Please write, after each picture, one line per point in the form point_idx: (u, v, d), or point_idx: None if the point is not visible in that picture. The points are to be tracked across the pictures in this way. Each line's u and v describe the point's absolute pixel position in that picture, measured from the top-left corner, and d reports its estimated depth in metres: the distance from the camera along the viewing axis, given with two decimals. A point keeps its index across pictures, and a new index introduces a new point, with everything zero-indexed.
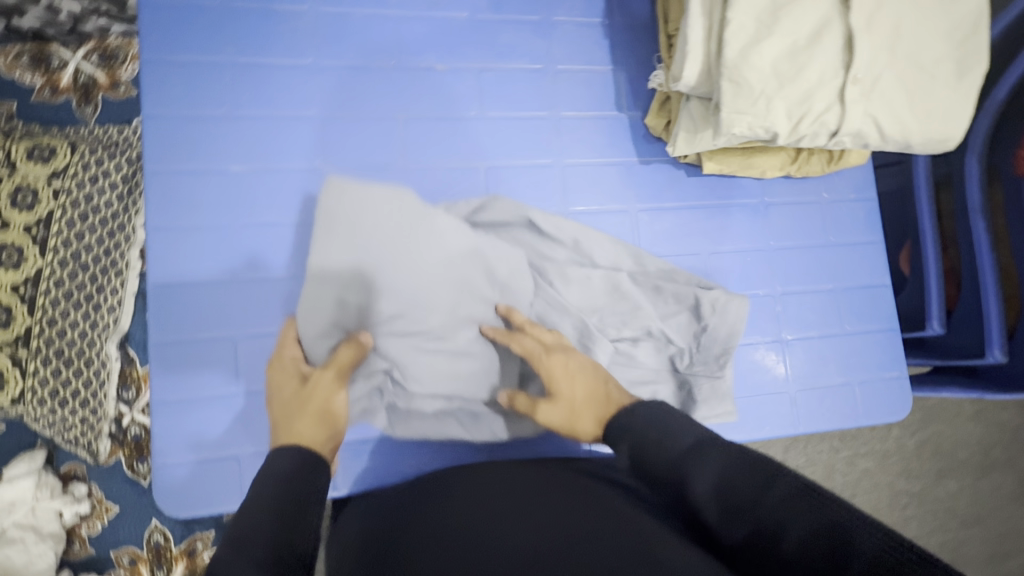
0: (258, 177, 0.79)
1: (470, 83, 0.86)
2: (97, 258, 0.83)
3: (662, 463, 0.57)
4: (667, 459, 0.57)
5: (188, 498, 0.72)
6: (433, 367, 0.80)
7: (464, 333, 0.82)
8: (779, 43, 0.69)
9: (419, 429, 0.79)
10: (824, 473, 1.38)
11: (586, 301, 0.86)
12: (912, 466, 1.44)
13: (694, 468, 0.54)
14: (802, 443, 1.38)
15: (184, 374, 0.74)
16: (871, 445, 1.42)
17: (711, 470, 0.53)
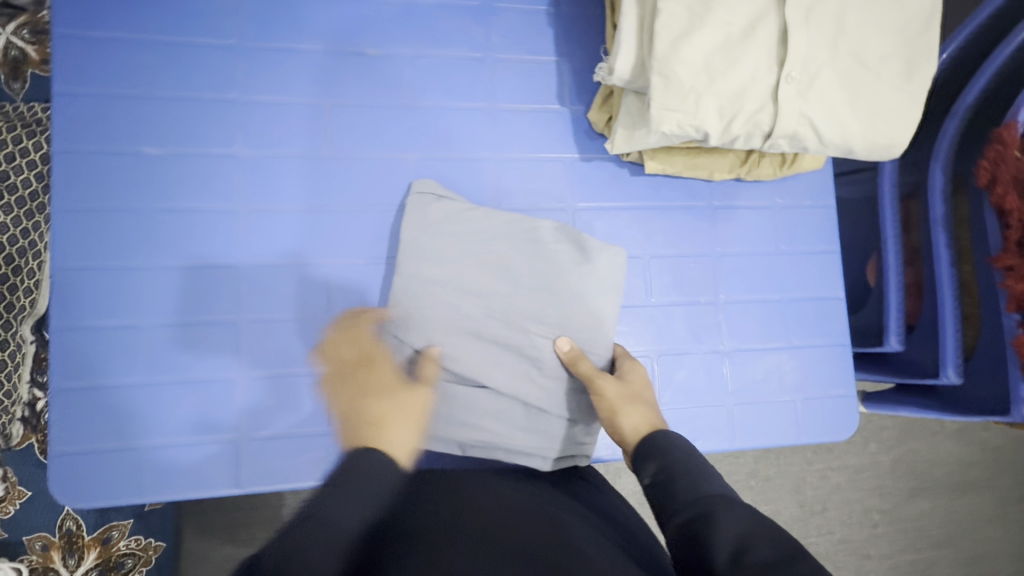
0: (172, 160, 0.76)
1: (403, 70, 0.83)
2: (12, 237, 0.81)
3: (654, 499, 0.59)
4: (661, 497, 0.58)
5: (84, 488, 0.70)
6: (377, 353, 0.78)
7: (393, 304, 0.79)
8: (712, 35, 0.64)
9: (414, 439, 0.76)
10: (790, 486, 1.33)
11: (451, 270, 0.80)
12: (884, 482, 1.39)
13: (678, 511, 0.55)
14: (768, 455, 1.34)
15: (86, 361, 0.72)
16: (843, 459, 1.37)
17: (685, 515, 0.53)
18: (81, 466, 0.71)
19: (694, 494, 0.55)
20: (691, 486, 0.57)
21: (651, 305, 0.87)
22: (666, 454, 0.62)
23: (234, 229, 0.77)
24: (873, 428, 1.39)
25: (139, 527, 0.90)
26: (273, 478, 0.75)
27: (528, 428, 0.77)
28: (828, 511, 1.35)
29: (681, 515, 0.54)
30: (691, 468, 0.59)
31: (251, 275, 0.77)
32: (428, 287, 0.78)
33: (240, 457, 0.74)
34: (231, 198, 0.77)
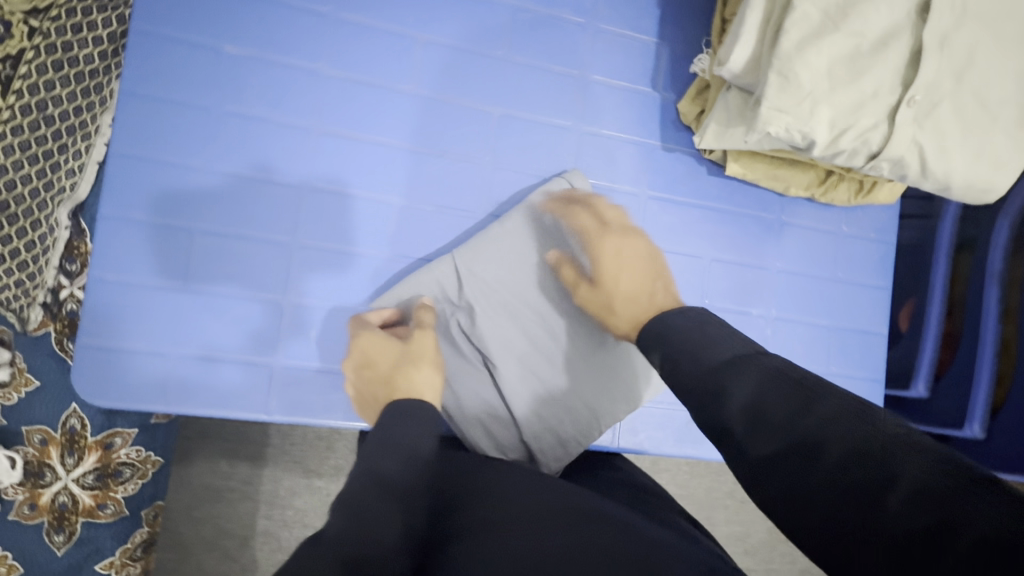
0: (253, 64, 0.72)
1: (503, 21, 0.80)
2: (65, 114, 0.76)
3: (693, 381, 0.53)
4: (703, 384, 0.52)
5: (106, 388, 0.67)
6: (435, 343, 0.75)
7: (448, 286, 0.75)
8: (842, 43, 0.63)
9: (471, 424, 0.73)
10: None
11: (514, 253, 0.77)
12: None
13: (727, 397, 0.49)
14: None
15: (130, 255, 0.69)
16: None
17: (745, 398, 0.48)
18: (110, 361, 0.68)
19: (757, 375, 0.49)
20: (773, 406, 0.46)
21: (702, 308, 0.86)
22: (688, 349, 0.56)
23: (305, 149, 0.74)
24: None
25: (143, 439, 0.87)
26: (299, 412, 0.72)
27: (583, 422, 0.75)
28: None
29: (741, 395, 0.48)
30: (732, 354, 0.53)
31: (313, 200, 0.74)
32: (485, 275, 0.76)
33: (270, 384, 0.71)
34: (306, 116, 0.74)
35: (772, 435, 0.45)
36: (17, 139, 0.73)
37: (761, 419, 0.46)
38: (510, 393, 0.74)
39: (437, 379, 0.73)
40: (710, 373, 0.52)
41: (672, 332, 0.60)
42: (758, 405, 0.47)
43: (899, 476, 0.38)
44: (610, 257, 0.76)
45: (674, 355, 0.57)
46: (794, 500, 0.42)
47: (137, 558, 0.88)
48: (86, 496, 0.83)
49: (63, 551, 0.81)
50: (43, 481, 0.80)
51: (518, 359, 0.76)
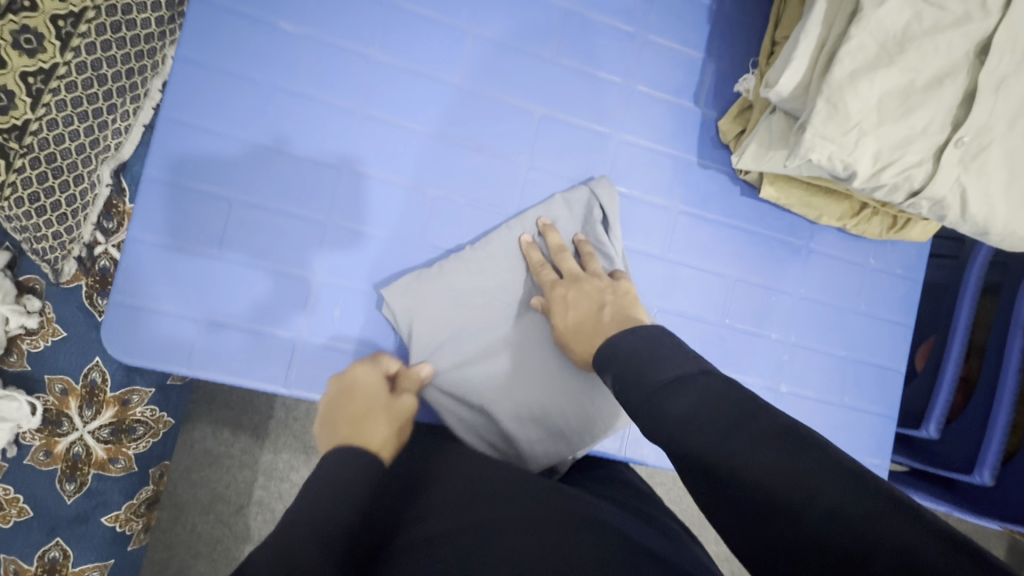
0: (306, 42, 0.73)
1: (554, 22, 0.81)
2: (118, 75, 0.79)
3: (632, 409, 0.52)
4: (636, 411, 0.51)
5: (133, 345, 0.69)
6: (442, 327, 0.73)
7: (468, 274, 0.75)
8: (895, 77, 0.63)
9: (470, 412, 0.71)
10: None
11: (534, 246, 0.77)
12: None
13: (665, 416, 0.48)
14: None
15: (165, 217, 0.70)
16: None
17: (678, 421, 0.47)
18: (138, 320, 0.69)
19: (686, 399, 0.48)
20: (717, 425, 0.46)
21: (722, 326, 0.85)
22: (630, 369, 0.54)
23: (348, 131, 0.75)
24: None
25: (157, 398, 0.90)
26: (321, 389, 0.73)
27: (589, 421, 0.73)
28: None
29: (678, 419, 0.48)
30: (671, 370, 0.51)
31: (350, 182, 0.75)
32: (506, 265, 0.76)
33: (293, 358, 0.72)
34: (353, 98, 0.75)
35: (705, 458, 0.45)
36: (69, 95, 0.74)
37: (694, 441, 0.46)
38: (516, 384, 0.73)
39: (444, 362, 0.72)
40: (641, 403, 0.51)
41: (619, 358, 0.56)
42: (693, 422, 0.47)
43: (832, 512, 0.39)
44: (558, 297, 0.71)
45: (619, 378, 0.54)
46: (723, 514, 0.44)
47: (139, 514, 0.92)
48: (99, 449, 0.84)
49: (72, 501, 0.82)
50: (60, 430, 0.82)
51: (525, 352, 0.75)
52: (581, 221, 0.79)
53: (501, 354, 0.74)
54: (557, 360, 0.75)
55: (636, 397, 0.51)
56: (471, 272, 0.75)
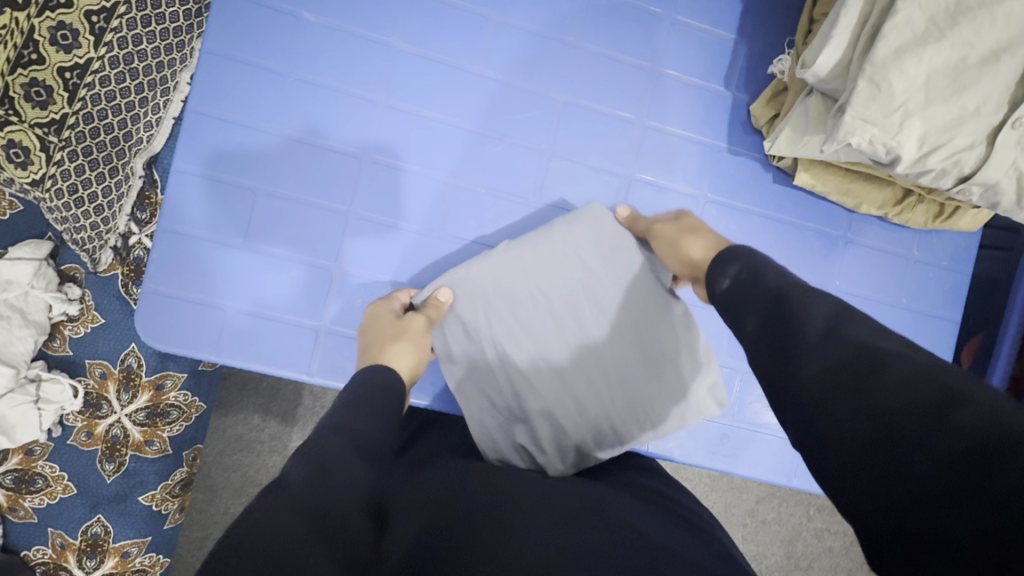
0: (328, 32, 0.73)
1: (577, 5, 0.78)
2: (149, 68, 0.80)
3: (728, 303, 0.54)
4: (736, 304, 0.52)
5: (164, 332, 0.71)
6: (472, 316, 0.72)
7: (501, 267, 0.73)
8: (946, 52, 0.58)
9: (482, 411, 0.70)
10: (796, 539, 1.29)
11: (573, 248, 0.74)
12: None
13: (760, 301, 0.50)
14: None
15: (193, 206, 0.72)
16: None
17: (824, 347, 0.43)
18: (169, 307, 0.71)
19: (824, 320, 0.45)
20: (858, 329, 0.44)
21: None
22: (766, 266, 0.54)
23: (370, 120, 0.75)
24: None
25: (190, 383, 0.91)
26: (347, 379, 0.74)
27: (609, 439, 0.71)
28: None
29: (762, 303, 0.50)
30: (776, 268, 0.53)
31: (371, 173, 0.75)
32: (543, 259, 0.74)
33: (318, 346, 0.73)
34: (373, 88, 0.74)
35: (778, 339, 0.46)
36: (104, 89, 0.77)
37: (837, 364, 0.41)
38: (539, 392, 0.71)
39: (466, 356, 0.72)
40: (745, 287, 0.53)
41: (750, 256, 0.55)
42: (783, 309, 0.48)
43: (953, 422, 0.35)
44: (699, 215, 0.72)
45: (750, 271, 0.53)
46: (923, 497, 0.34)
47: (175, 495, 0.92)
48: (136, 431, 0.88)
49: (112, 479, 0.87)
50: (100, 413, 0.86)
51: (556, 355, 0.72)
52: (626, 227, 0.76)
53: (529, 356, 0.72)
54: (585, 371, 0.72)
55: (769, 290, 0.50)
56: (503, 264, 0.73)
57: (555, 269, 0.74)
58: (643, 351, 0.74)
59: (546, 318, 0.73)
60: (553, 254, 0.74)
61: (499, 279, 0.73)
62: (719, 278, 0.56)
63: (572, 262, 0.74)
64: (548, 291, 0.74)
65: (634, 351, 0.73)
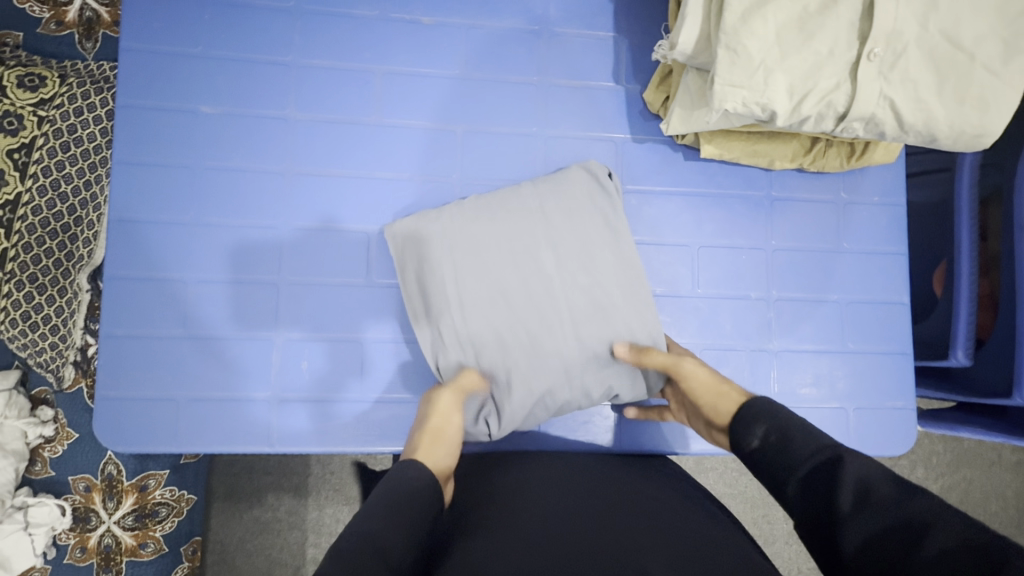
0: (229, 119, 0.78)
1: (456, 40, 0.82)
2: (76, 189, 0.83)
3: (765, 468, 0.54)
4: (770, 467, 0.53)
5: (124, 432, 0.73)
6: (428, 270, 0.74)
7: (453, 234, 0.75)
8: (788, 6, 0.60)
9: (431, 335, 0.73)
10: None
11: (519, 211, 0.76)
12: None
13: (795, 465, 0.51)
14: None
15: (128, 309, 0.75)
16: None
17: (803, 491, 0.50)
18: (123, 409, 0.73)
19: (816, 444, 0.51)
20: (806, 438, 0.53)
21: (696, 298, 0.82)
22: (774, 410, 0.57)
23: (280, 191, 0.78)
24: (923, 452, 1.29)
25: (174, 479, 0.92)
26: (307, 441, 0.75)
27: (549, 400, 0.73)
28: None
29: (802, 473, 0.50)
30: (802, 424, 0.54)
31: (294, 239, 0.78)
32: (493, 222, 0.75)
33: (274, 416, 0.75)
34: (280, 161, 0.78)
35: (816, 501, 0.49)
36: (37, 218, 0.82)
37: (810, 489, 0.50)
38: (497, 348, 0.73)
39: (421, 271, 0.75)
40: (778, 451, 0.53)
41: (779, 414, 0.56)
42: (822, 476, 0.49)
43: (925, 550, 0.41)
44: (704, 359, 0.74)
45: (782, 435, 0.54)
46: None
47: None
48: (127, 537, 0.89)
49: None
50: (89, 526, 0.88)
51: (510, 318, 0.73)
52: (564, 176, 0.78)
53: (482, 326, 0.73)
54: (542, 332, 0.73)
55: (776, 450, 0.53)
56: (453, 233, 0.75)
57: (510, 233, 0.75)
58: (595, 298, 0.74)
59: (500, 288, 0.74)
60: (507, 219, 0.76)
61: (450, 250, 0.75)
62: (747, 436, 0.57)
63: (512, 225, 0.75)
64: (493, 258, 0.74)
65: (584, 306, 0.74)
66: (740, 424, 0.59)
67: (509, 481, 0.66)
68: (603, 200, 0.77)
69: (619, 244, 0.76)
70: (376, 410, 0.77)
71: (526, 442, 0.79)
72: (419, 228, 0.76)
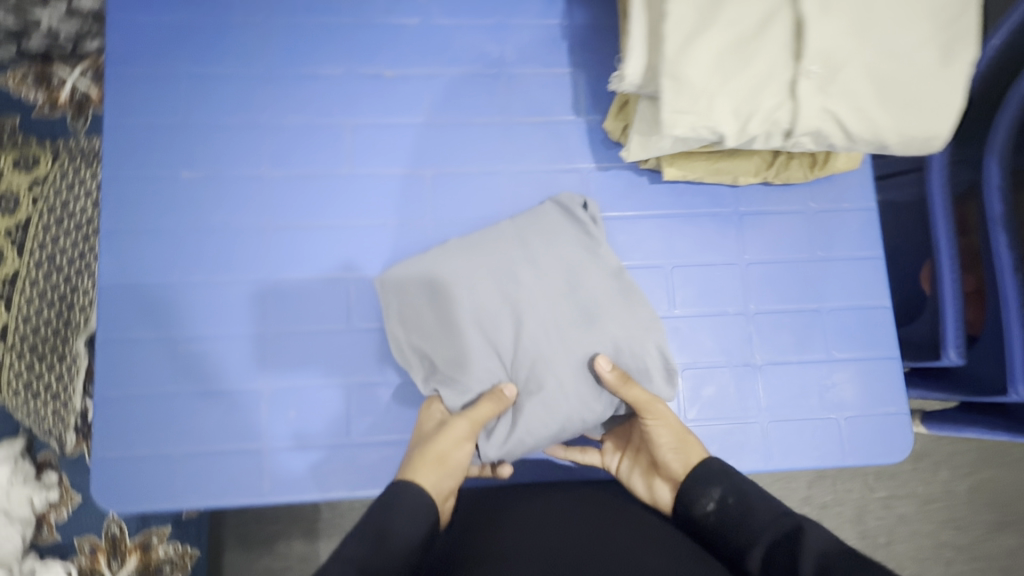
0: (207, 182, 0.81)
1: (419, 88, 0.85)
2: (69, 259, 0.87)
3: (723, 534, 0.58)
4: (729, 533, 0.57)
5: (119, 492, 0.75)
6: (416, 306, 0.77)
7: (436, 269, 0.76)
8: (723, 34, 0.62)
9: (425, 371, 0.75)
10: (851, 516, 1.21)
11: (498, 240, 0.79)
12: (962, 515, 1.23)
13: (757, 534, 0.56)
14: (826, 478, 1.22)
15: (120, 371, 0.77)
16: (912, 486, 1.24)
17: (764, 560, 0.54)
18: (118, 470, 0.75)
19: (775, 512, 0.56)
20: (764, 505, 0.57)
21: (675, 317, 0.83)
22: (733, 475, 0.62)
23: (258, 247, 0.81)
24: (943, 453, 1.25)
25: (176, 534, 0.93)
26: (298, 488, 0.76)
27: (550, 423, 0.72)
28: (895, 545, 1.21)
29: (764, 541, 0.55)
30: (757, 491, 0.59)
31: (275, 291, 0.80)
32: (475, 252, 0.78)
33: (265, 466, 0.76)
34: (258, 218, 0.81)
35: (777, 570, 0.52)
36: (34, 290, 0.86)
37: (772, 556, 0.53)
38: (487, 367, 0.75)
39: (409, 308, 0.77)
40: (737, 516, 0.58)
41: (734, 478, 0.61)
42: (783, 543, 0.53)
43: None
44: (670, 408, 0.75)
45: (738, 497, 0.59)
46: None
47: None
48: None
49: None
50: None
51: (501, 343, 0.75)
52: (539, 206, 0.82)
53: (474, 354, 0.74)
54: (529, 346, 0.75)
55: (737, 515, 0.58)
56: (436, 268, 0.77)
57: (492, 261, 0.77)
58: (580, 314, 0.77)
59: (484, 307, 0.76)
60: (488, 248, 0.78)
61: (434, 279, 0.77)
62: (703, 500, 0.61)
63: (493, 254, 0.78)
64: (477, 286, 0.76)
65: (570, 325, 0.76)
66: (696, 488, 0.62)
67: (503, 514, 0.67)
68: (578, 225, 0.80)
69: (598, 261, 0.79)
70: (365, 452, 0.78)
71: (516, 474, 0.79)
72: (400, 265, 0.79)
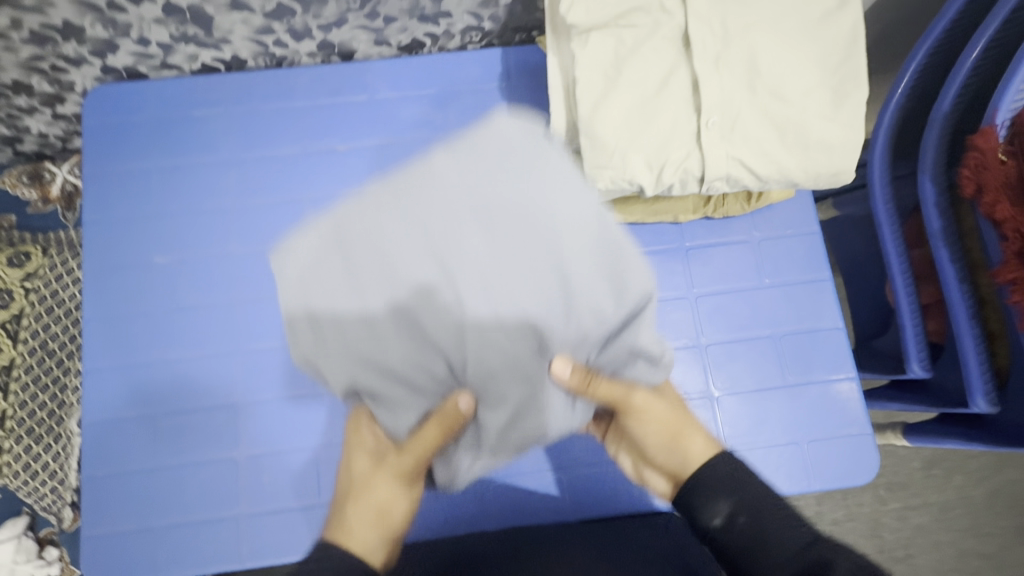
0: (180, 264, 0.87)
1: (370, 158, 0.91)
2: (62, 343, 0.94)
3: (735, 547, 0.60)
4: (741, 550, 0.60)
5: (108, 567, 0.79)
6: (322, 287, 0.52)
7: (359, 231, 0.52)
8: (628, 94, 0.66)
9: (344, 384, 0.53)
10: (864, 531, 1.18)
11: (444, 194, 0.53)
12: (983, 522, 1.19)
13: (777, 555, 0.57)
14: (834, 494, 1.19)
15: (105, 450, 0.82)
16: (926, 496, 1.20)
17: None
18: (108, 545, 0.79)
19: (797, 536, 0.58)
20: (782, 528, 0.59)
21: None
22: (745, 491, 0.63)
23: (229, 321, 0.86)
24: (958, 459, 1.21)
25: None
26: (278, 551, 0.79)
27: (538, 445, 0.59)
28: (915, 557, 1.18)
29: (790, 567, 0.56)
30: (769, 508, 0.61)
31: (246, 361, 0.85)
32: (409, 210, 0.53)
33: (244, 531, 0.80)
34: (228, 293, 0.87)
35: None
36: (30, 376, 0.93)
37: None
38: (435, 377, 0.54)
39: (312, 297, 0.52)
40: (752, 534, 0.59)
41: (743, 490, 0.62)
42: (808, 569, 0.55)
43: None
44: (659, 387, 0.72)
45: (748, 516, 0.60)
46: None
47: None
48: None
49: None
50: None
51: (453, 347, 0.51)
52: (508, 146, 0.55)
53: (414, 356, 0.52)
54: (489, 348, 0.50)
55: (753, 537, 0.59)
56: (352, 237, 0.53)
57: (433, 216, 0.52)
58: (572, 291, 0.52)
59: (426, 288, 0.51)
60: (426, 202, 0.53)
61: (348, 245, 0.52)
62: (709, 514, 0.63)
63: (438, 211, 0.52)
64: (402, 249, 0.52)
65: (558, 308, 0.51)
66: (702, 499, 0.64)
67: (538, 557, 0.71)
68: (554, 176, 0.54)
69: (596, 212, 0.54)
70: None
71: (488, 522, 0.81)
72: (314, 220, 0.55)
